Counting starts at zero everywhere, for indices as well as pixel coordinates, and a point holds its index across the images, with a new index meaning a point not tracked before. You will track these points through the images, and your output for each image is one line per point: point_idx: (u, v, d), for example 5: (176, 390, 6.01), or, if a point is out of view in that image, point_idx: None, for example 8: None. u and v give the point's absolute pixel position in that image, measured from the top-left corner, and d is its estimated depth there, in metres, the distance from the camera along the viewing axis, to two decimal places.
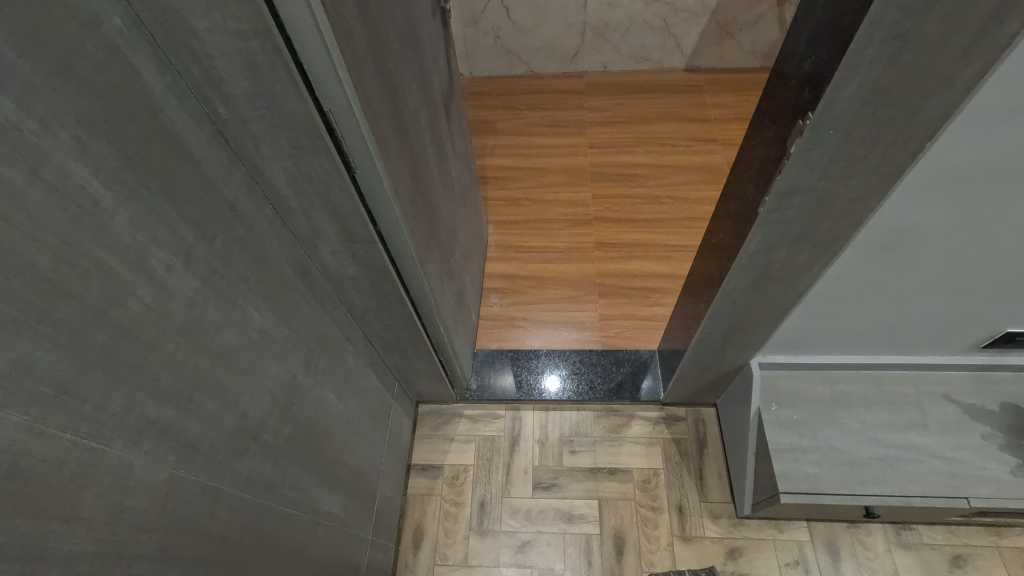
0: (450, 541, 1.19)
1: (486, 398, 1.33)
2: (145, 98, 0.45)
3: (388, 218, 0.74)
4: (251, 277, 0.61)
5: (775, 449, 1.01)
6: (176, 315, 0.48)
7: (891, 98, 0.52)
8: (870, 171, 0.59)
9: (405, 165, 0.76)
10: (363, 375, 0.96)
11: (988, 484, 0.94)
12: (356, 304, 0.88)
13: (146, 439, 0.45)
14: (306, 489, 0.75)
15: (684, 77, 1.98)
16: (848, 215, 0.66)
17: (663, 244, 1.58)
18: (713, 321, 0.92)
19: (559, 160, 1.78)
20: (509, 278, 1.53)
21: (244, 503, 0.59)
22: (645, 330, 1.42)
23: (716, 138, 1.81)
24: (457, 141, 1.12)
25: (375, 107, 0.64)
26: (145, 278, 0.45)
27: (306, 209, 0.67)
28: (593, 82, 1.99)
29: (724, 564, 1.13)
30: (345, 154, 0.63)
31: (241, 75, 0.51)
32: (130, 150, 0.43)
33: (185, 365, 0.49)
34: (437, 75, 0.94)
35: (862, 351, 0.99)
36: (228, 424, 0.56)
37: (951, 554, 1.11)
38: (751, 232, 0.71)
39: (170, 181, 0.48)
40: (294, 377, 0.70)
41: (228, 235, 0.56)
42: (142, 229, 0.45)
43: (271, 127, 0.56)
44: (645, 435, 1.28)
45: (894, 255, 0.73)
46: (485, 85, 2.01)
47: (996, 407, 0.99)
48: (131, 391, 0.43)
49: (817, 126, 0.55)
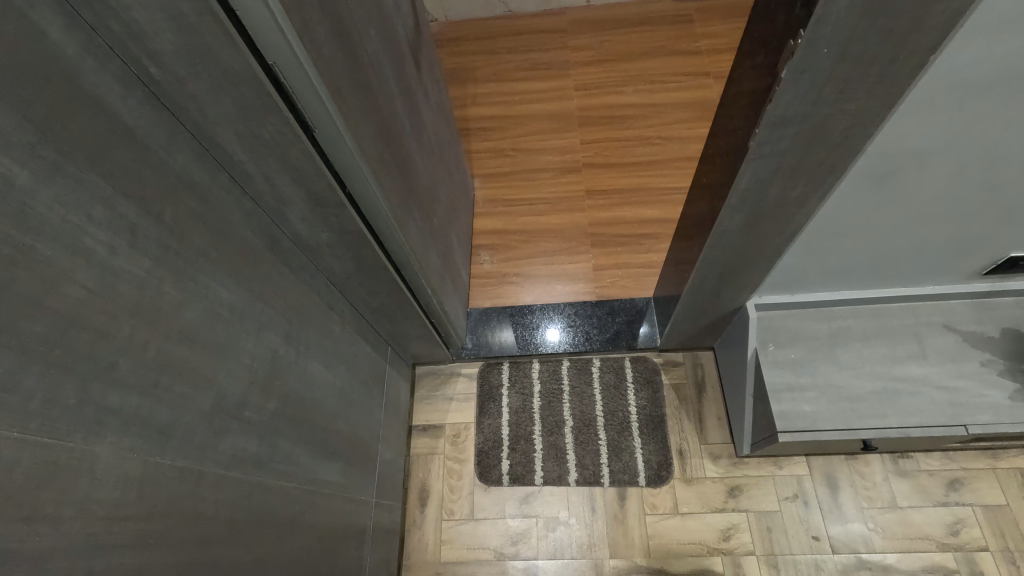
0: (455, 496, 1.21)
1: (493, 449, 1.25)
2: (56, 61, 0.40)
3: (356, 179, 0.70)
4: (211, 252, 0.57)
5: (772, 390, 0.99)
6: (128, 300, 0.46)
7: (890, 7, 0.47)
8: (866, 93, 0.55)
9: (370, 120, 0.71)
10: (352, 343, 0.94)
11: (987, 410, 0.93)
12: (337, 273, 0.85)
13: (110, 428, 0.43)
14: (300, 461, 0.74)
15: (673, 7, 1.85)
16: (843, 143, 0.62)
17: (656, 187, 1.52)
18: (705, 265, 0.90)
19: (544, 107, 1.70)
20: (499, 233, 1.49)
21: (232, 480, 0.58)
22: (640, 277, 1.39)
23: (708, 71, 1.71)
24: (430, 89, 1.05)
25: (327, 57, 0.58)
26: (84, 261, 0.42)
27: (267, 175, 0.62)
28: (576, 19, 1.87)
29: (725, 501, 1.15)
30: (299, 112, 0.58)
31: (167, 30, 0.45)
32: (46, 123, 0.39)
33: (146, 349, 0.47)
34: (401, 20, 0.87)
35: (863, 285, 0.96)
36: (203, 405, 0.54)
37: (948, 478, 1.12)
38: (742, 168, 0.67)
39: (100, 154, 0.44)
40: (274, 351, 0.69)
41: (180, 209, 0.53)
42: (73, 208, 0.41)
43: (213, 86, 0.51)
44: (644, 378, 1.29)
45: (893, 187, 0.70)
46: (461, 30, 1.90)
47: (996, 333, 0.97)
48: (84, 381, 0.41)
49: (809, 46, 0.50)
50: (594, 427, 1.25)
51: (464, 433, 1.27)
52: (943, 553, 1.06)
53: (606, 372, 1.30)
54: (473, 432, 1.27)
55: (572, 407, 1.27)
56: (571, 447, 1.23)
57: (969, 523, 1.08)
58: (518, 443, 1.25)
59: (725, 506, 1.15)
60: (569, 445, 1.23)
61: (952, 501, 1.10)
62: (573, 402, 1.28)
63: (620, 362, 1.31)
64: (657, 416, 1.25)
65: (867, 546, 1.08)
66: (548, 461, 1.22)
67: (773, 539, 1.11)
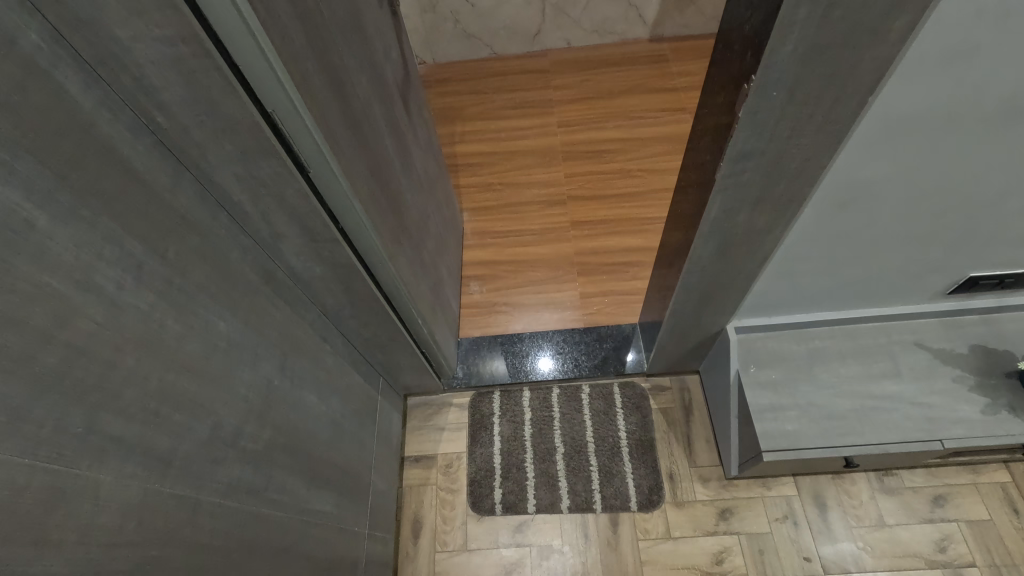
0: (448, 527, 1.21)
1: (486, 478, 1.25)
2: (75, 115, 0.44)
3: (349, 215, 0.74)
4: (211, 286, 0.60)
5: (755, 410, 1.02)
6: (133, 332, 0.48)
7: (828, 56, 0.52)
8: (816, 129, 0.60)
9: (362, 160, 0.75)
10: (344, 373, 0.97)
11: (961, 425, 0.96)
12: (330, 305, 0.87)
13: (113, 456, 0.45)
14: (294, 490, 0.75)
15: (648, 48, 1.96)
16: (801, 175, 0.67)
17: (638, 217, 1.58)
18: (684, 290, 0.94)
19: (528, 142, 1.77)
20: (488, 264, 1.54)
21: (227, 509, 0.60)
22: (625, 304, 1.43)
23: (684, 107, 1.80)
24: (419, 128, 1.11)
25: (321, 103, 0.63)
26: (94, 296, 0.45)
27: (264, 213, 0.66)
28: (557, 60, 1.97)
29: (716, 524, 1.16)
30: (295, 154, 0.62)
31: (176, 83, 0.49)
32: (64, 170, 0.43)
33: (148, 380, 0.50)
34: (391, 66, 0.92)
35: (835, 306, 1.01)
36: (201, 434, 0.56)
37: (932, 495, 1.14)
38: (710, 199, 0.72)
39: (110, 197, 0.47)
40: (269, 381, 0.71)
41: (182, 247, 0.56)
42: (85, 247, 0.44)
43: (215, 133, 0.55)
44: (633, 403, 1.31)
45: (851, 213, 0.75)
46: (448, 71, 1.99)
47: (965, 349, 1.01)
48: (92, 410, 0.44)
49: (759, 89, 0.56)
50: (585, 453, 1.26)
51: (456, 463, 1.28)
52: (932, 570, 1.08)
53: (595, 398, 1.33)
54: (465, 462, 1.28)
55: (563, 434, 1.29)
56: (563, 473, 1.24)
57: (956, 539, 1.10)
58: (510, 471, 1.25)
59: (716, 529, 1.16)
60: (560, 472, 1.24)
61: (938, 518, 1.12)
62: (564, 429, 1.29)
63: (608, 388, 1.33)
64: (646, 440, 1.27)
65: (857, 565, 1.09)
66: (541, 488, 1.23)
67: (765, 561, 1.12)
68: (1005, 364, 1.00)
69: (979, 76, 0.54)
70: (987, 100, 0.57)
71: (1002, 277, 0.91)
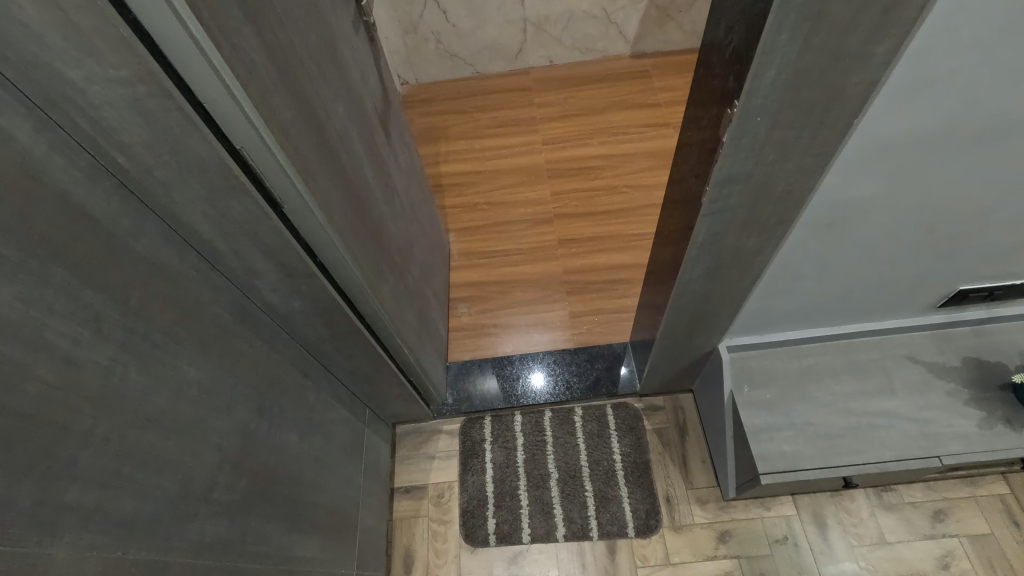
0: (441, 561, 1.17)
1: (479, 507, 1.22)
2: (24, 163, 0.41)
3: (327, 248, 0.71)
4: (180, 331, 0.57)
5: (751, 432, 1.00)
6: (90, 389, 0.46)
7: (811, 81, 0.51)
8: (802, 153, 0.59)
9: (339, 192, 0.73)
10: (328, 408, 0.93)
11: (957, 440, 0.95)
12: (311, 340, 0.84)
13: (67, 528, 0.42)
14: (275, 539, 0.71)
15: (631, 64, 1.97)
16: (788, 197, 0.66)
17: (626, 232, 1.57)
18: (675, 312, 0.92)
19: (513, 160, 1.76)
20: (476, 285, 1.51)
21: (200, 568, 0.56)
22: (616, 322, 1.41)
23: (668, 122, 1.80)
24: (400, 152, 1.09)
25: (294, 137, 0.60)
26: (44, 357, 0.42)
27: (237, 251, 0.63)
28: (540, 77, 1.97)
29: (716, 548, 1.13)
30: (267, 191, 0.60)
31: (136, 124, 0.47)
32: (11, 222, 0.40)
33: (108, 441, 0.47)
34: (370, 92, 0.90)
35: (828, 323, 0.99)
36: (169, 491, 0.53)
37: (932, 510, 1.13)
38: (698, 223, 0.70)
39: (65, 247, 0.44)
40: (246, 426, 0.68)
41: (147, 293, 0.53)
42: (34, 304, 0.42)
43: (182, 173, 0.52)
44: (627, 425, 1.28)
45: (840, 232, 0.74)
46: (431, 91, 1.98)
47: (958, 363, 1.00)
48: (40, 482, 0.41)
49: (743, 115, 0.55)
50: (579, 478, 1.23)
51: (448, 493, 1.24)
52: None
53: (589, 421, 1.30)
54: (457, 491, 1.24)
55: (557, 459, 1.26)
56: (558, 501, 1.21)
57: (958, 555, 1.08)
58: (503, 500, 1.22)
59: (716, 553, 1.13)
60: (555, 499, 1.21)
61: (939, 534, 1.10)
62: (558, 454, 1.26)
63: (601, 410, 1.31)
64: (642, 462, 1.24)
65: None
66: (535, 517, 1.19)
67: None
68: (998, 377, 0.99)
69: (963, 94, 0.53)
70: (972, 117, 0.56)
71: (991, 290, 0.90)
